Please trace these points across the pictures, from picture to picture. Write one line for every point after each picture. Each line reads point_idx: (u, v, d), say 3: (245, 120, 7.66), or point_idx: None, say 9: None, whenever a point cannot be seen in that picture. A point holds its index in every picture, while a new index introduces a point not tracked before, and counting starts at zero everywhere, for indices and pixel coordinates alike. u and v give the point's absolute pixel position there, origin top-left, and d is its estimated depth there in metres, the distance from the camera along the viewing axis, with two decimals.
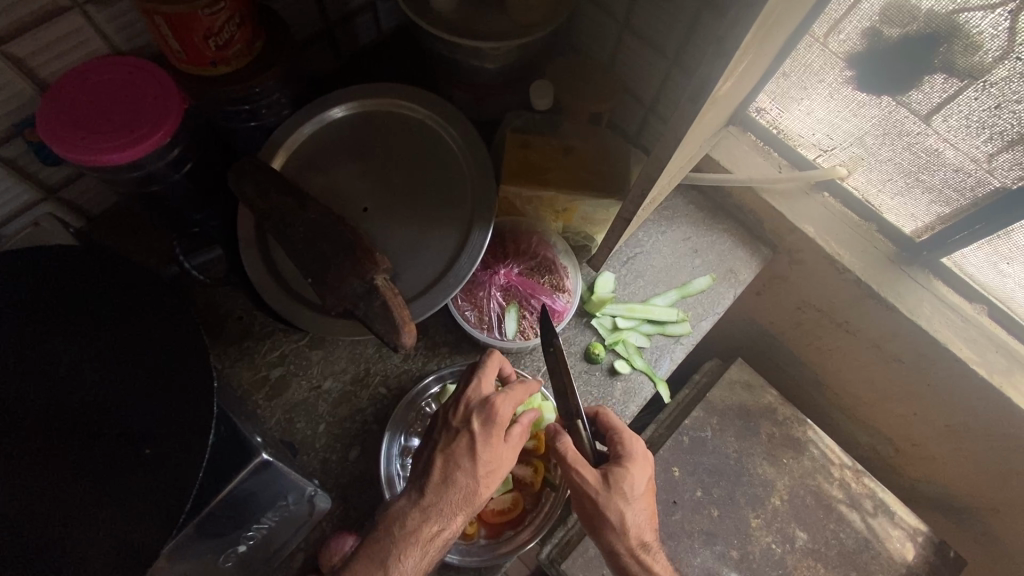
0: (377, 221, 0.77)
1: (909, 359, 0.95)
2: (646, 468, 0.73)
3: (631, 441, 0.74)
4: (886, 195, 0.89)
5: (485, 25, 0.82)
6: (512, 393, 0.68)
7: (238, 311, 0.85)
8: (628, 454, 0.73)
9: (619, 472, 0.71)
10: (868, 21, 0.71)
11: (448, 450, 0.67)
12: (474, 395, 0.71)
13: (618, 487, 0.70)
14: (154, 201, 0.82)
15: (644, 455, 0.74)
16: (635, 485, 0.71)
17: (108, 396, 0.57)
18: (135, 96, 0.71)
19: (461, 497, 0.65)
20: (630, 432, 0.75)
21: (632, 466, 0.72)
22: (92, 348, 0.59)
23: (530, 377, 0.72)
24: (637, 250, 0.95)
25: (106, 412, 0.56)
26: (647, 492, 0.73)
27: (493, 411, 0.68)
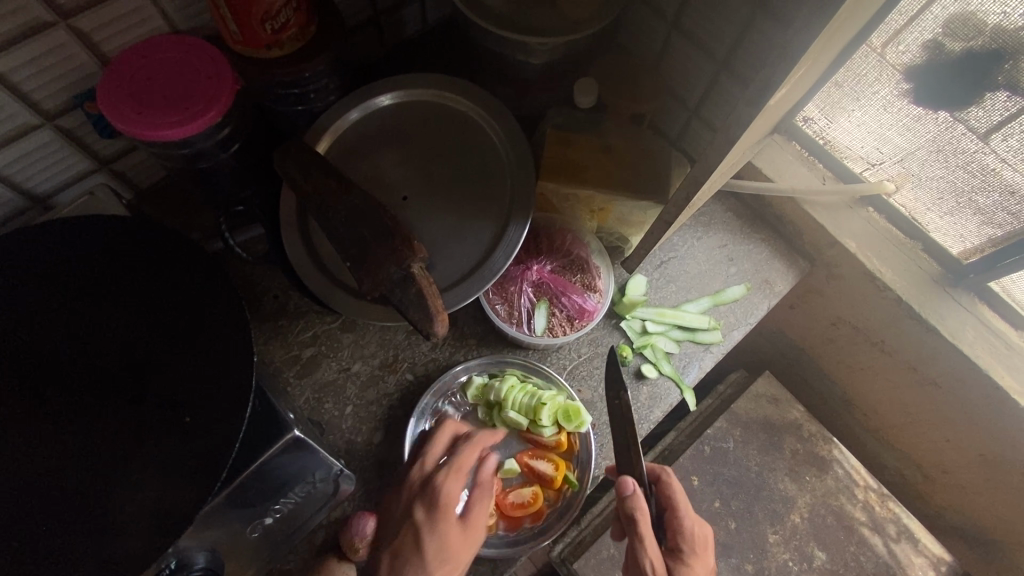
0: (416, 210, 0.78)
1: (946, 385, 0.92)
2: (707, 556, 0.76)
3: (693, 531, 0.76)
4: (935, 213, 0.86)
5: (533, 20, 0.82)
6: (454, 471, 0.71)
7: (275, 290, 0.87)
8: (692, 549, 0.75)
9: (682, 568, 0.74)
10: (930, 33, 0.69)
11: (399, 551, 0.69)
12: (417, 475, 0.74)
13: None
14: (201, 178, 0.84)
15: (703, 544, 0.76)
16: None
17: (155, 364, 0.59)
18: (190, 75, 0.73)
19: None
20: (693, 519, 0.77)
21: (692, 559, 0.74)
22: (140, 318, 0.61)
23: (473, 447, 0.75)
24: (671, 255, 0.95)
25: (152, 378, 0.59)
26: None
27: (436, 492, 0.71)
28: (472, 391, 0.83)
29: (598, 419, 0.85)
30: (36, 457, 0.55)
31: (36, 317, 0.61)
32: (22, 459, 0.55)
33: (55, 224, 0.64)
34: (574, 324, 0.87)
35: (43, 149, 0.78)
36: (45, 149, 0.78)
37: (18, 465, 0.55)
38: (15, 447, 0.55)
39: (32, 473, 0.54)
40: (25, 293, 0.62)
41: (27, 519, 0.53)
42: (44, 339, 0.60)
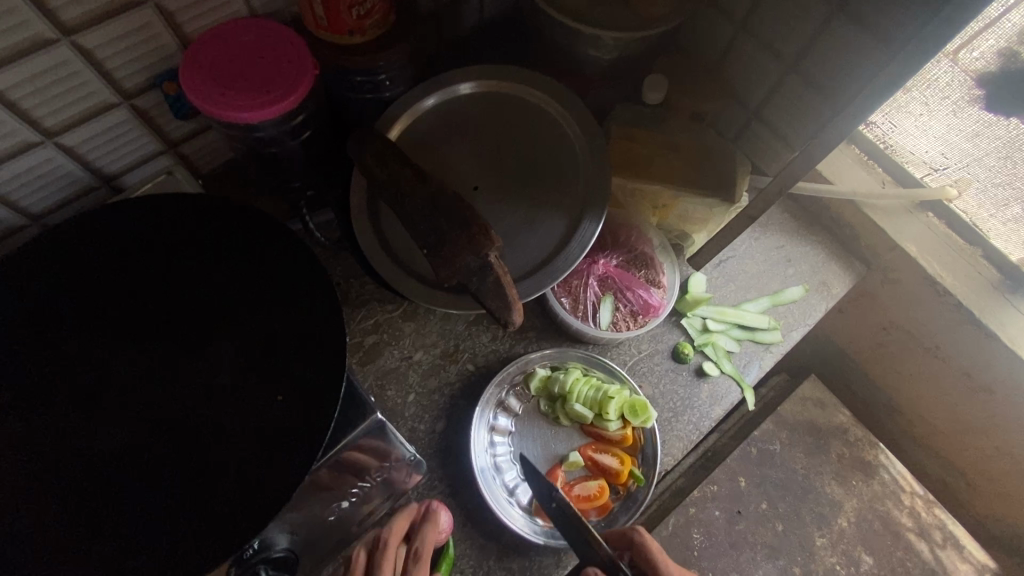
0: (488, 200, 0.79)
1: (1000, 391, 0.92)
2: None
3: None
4: (998, 219, 0.87)
5: (606, 15, 0.82)
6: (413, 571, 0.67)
7: (337, 276, 0.87)
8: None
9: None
10: (1007, 41, 0.71)
11: None
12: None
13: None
14: (269, 162, 0.84)
15: None
16: None
17: (248, 343, 0.60)
18: (271, 59, 0.73)
19: None
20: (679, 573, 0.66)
21: None
22: (233, 298, 0.61)
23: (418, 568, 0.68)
24: (729, 254, 0.95)
25: (247, 357, 0.59)
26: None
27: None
28: (536, 383, 0.82)
29: (659, 416, 0.85)
30: (137, 432, 0.56)
31: (130, 295, 0.61)
32: (123, 432, 0.56)
33: (143, 202, 0.64)
34: (637, 320, 0.86)
35: (118, 129, 0.78)
36: (121, 129, 0.78)
37: (120, 438, 0.55)
38: (116, 420, 0.56)
39: (133, 445, 0.55)
40: (118, 269, 0.62)
41: (130, 492, 0.53)
42: (140, 317, 0.60)
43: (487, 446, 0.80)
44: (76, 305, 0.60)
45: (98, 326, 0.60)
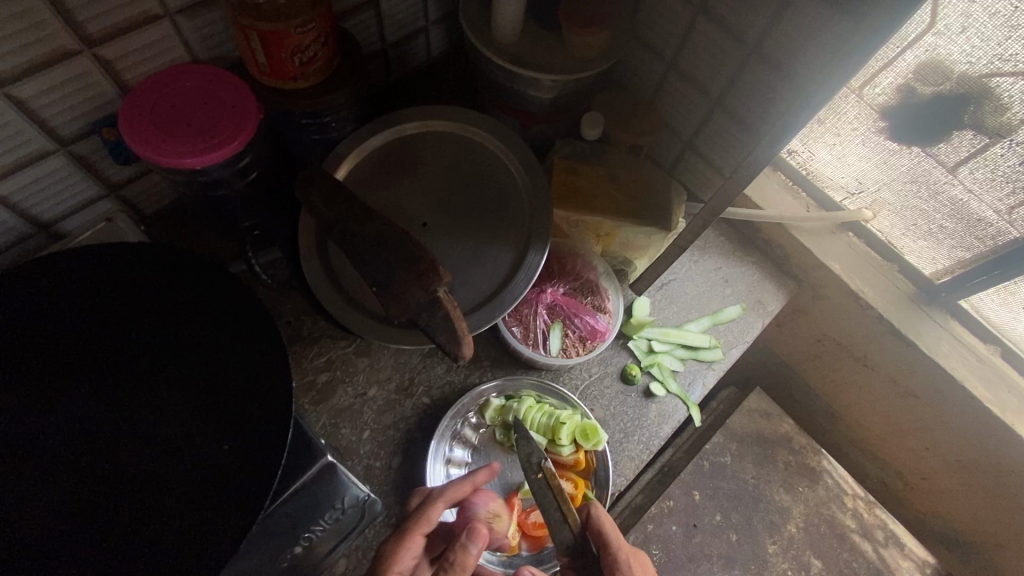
0: (436, 235, 0.80)
1: (924, 395, 0.99)
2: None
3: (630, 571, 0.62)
4: (909, 238, 0.94)
5: (543, 58, 0.87)
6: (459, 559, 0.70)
7: (289, 315, 0.87)
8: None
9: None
10: (904, 77, 0.78)
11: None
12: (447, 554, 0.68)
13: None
14: (216, 204, 0.84)
15: None
16: None
17: (194, 392, 0.59)
18: (214, 104, 0.74)
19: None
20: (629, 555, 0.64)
21: None
22: (179, 345, 0.61)
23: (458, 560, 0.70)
24: (671, 277, 1.00)
25: (193, 405, 0.59)
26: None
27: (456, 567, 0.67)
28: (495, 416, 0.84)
29: (610, 438, 0.88)
30: (71, 490, 0.54)
31: (69, 346, 0.60)
32: (57, 490, 0.54)
33: (82, 253, 0.63)
34: (586, 345, 0.89)
35: (55, 175, 0.76)
36: (59, 175, 0.76)
37: (54, 496, 0.54)
38: (50, 478, 0.54)
39: (68, 503, 0.54)
40: (58, 320, 0.61)
41: (65, 554, 0.52)
42: (79, 369, 0.59)
43: (443, 481, 0.81)
44: (11, 360, 0.59)
45: (34, 380, 0.58)
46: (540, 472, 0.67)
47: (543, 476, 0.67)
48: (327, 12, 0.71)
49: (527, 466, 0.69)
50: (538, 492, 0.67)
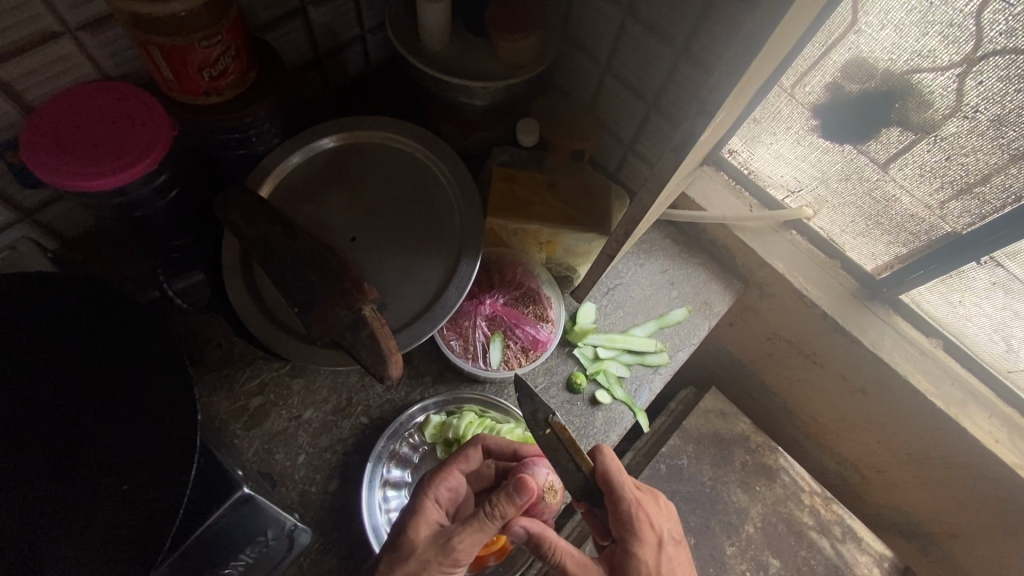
0: (366, 250, 0.78)
1: (872, 390, 0.99)
2: (656, 528, 0.71)
3: (633, 516, 0.69)
4: (849, 234, 0.94)
5: (473, 66, 0.85)
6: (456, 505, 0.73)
7: (220, 338, 0.84)
8: (637, 537, 0.69)
9: (628, 559, 0.69)
10: (831, 76, 0.77)
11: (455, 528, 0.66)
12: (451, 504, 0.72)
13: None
14: (136, 226, 0.81)
15: (649, 525, 0.70)
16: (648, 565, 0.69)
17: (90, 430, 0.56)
18: (123, 122, 0.71)
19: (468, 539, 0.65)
20: (634, 502, 0.69)
21: (637, 546, 0.69)
22: (77, 381, 0.58)
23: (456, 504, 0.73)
24: (617, 282, 1.00)
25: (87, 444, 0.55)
26: (669, 550, 0.71)
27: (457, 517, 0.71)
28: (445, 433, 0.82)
29: None
30: None
31: None
32: None
33: None
34: (529, 355, 0.88)
35: None
36: None
37: None
38: None
39: None
40: None
41: None
42: None
43: (379, 504, 0.79)
44: None
45: None
46: (547, 427, 0.71)
47: (551, 432, 0.71)
48: (236, 24, 0.69)
49: (532, 423, 0.71)
50: (548, 444, 0.71)
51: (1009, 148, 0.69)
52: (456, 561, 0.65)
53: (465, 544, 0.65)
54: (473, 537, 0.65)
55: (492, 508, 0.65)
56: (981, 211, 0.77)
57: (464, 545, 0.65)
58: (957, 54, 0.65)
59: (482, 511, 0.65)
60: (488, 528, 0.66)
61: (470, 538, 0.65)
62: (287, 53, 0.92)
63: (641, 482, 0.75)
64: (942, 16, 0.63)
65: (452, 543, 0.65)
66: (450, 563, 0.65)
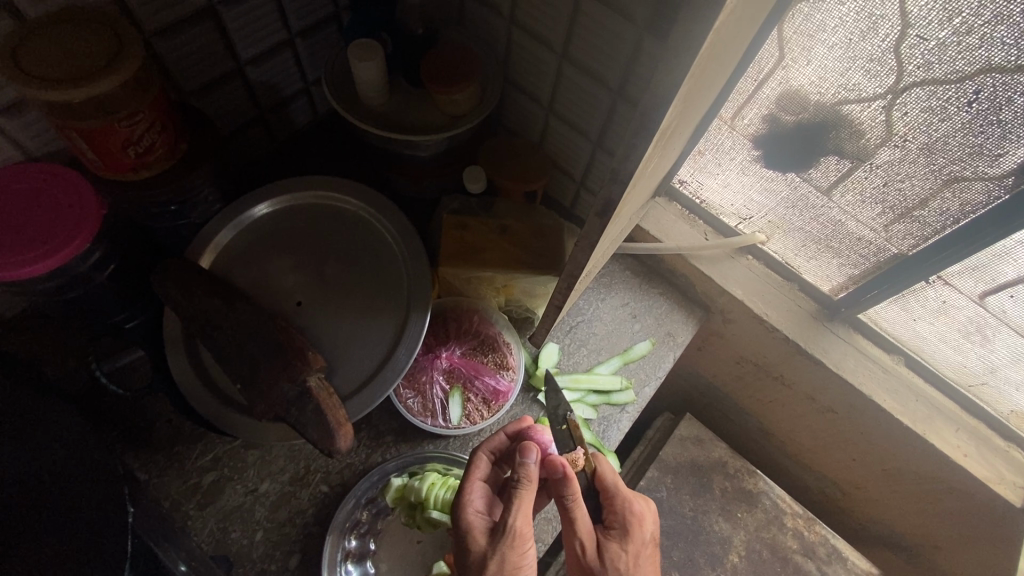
0: (311, 315, 0.76)
1: (840, 410, 0.99)
2: (643, 523, 0.70)
3: (625, 506, 0.70)
4: (803, 257, 0.94)
5: (414, 119, 0.85)
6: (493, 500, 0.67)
7: (167, 414, 0.81)
8: (625, 528, 0.69)
9: (612, 547, 0.68)
10: (767, 109, 0.77)
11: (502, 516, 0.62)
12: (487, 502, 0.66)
13: (614, 565, 0.66)
14: (72, 307, 0.78)
15: (640, 524, 0.70)
16: (628, 562, 0.67)
17: (25, 538, 0.54)
18: (49, 204, 0.68)
19: (522, 509, 0.62)
20: (626, 497, 0.71)
21: (624, 541, 0.68)
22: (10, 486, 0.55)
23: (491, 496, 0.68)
24: (578, 319, 0.99)
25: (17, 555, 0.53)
26: (647, 554, 0.70)
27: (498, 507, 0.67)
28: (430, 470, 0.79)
29: None
30: None
31: None
32: None
33: None
34: (490, 406, 0.86)
35: None
36: None
37: None
38: None
39: None
40: None
41: None
42: None
43: None
44: None
45: None
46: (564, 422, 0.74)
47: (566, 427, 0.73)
48: (160, 99, 0.68)
49: (554, 416, 0.75)
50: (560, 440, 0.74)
51: (941, 174, 0.70)
52: (525, 539, 0.61)
53: (522, 519, 0.61)
54: (525, 507, 0.62)
55: (519, 475, 0.63)
56: (922, 234, 0.78)
57: (523, 521, 0.62)
58: (880, 86, 0.66)
59: (514, 483, 0.63)
60: (528, 493, 0.63)
61: (520, 511, 0.62)
62: (226, 114, 0.90)
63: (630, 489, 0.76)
64: (862, 51, 0.64)
65: (512, 528, 0.61)
66: (522, 546, 0.61)
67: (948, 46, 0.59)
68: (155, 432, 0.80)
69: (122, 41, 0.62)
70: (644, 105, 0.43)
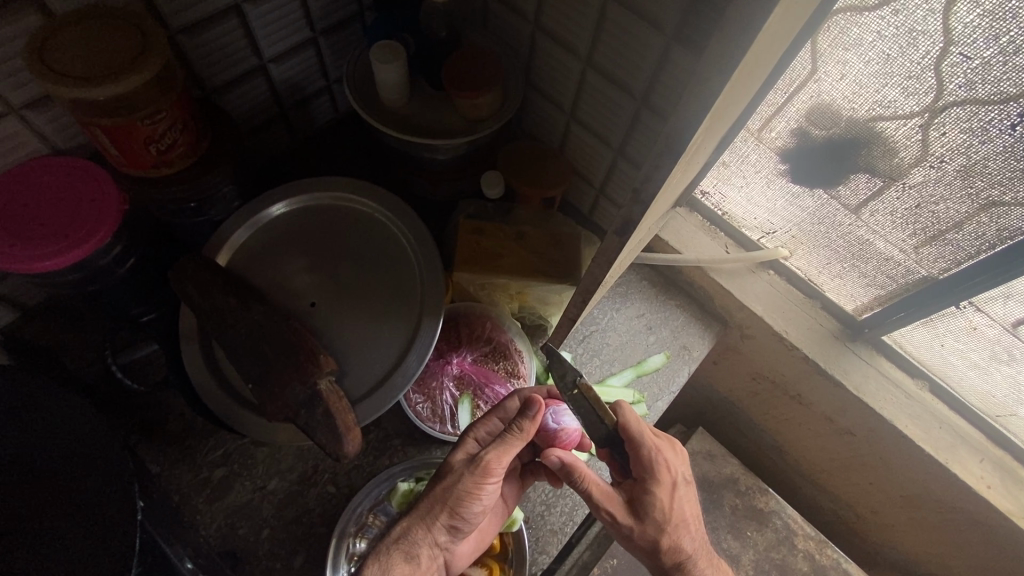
0: (324, 316, 0.76)
1: (859, 432, 0.96)
2: (675, 472, 0.69)
3: (651, 458, 0.68)
4: (827, 275, 0.92)
5: (435, 121, 0.84)
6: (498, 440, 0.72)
7: (181, 408, 0.82)
8: (656, 477, 0.68)
9: (646, 498, 0.68)
10: (795, 122, 0.75)
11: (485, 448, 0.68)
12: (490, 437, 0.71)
13: (649, 515, 0.67)
14: (91, 298, 0.79)
15: (668, 473, 0.69)
16: (660, 503, 0.67)
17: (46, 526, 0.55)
18: (72, 198, 0.68)
19: (500, 451, 0.66)
20: (654, 445, 0.69)
21: (655, 488, 0.68)
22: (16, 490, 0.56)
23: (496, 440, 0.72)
24: (593, 328, 0.98)
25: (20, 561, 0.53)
26: (683, 492, 0.70)
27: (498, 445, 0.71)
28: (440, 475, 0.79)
29: (532, 511, 0.86)
30: None
31: None
32: None
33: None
34: None
35: None
36: None
37: None
38: None
39: None
40: None
41: None
42: None
43: None
44: None
45: None
46: (576, 388, 0.70)
47: (578, 393, 0.70)
48: (183, 98, 0.68)
49: (562, 385, 0.71)
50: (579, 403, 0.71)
51: (978, 198, 0.68)
52: (489, 475, 0.65)
53: (495, 456, 0.65)
54: (503, 452, 0.66)
55: (516, 422, 0.67)
56: (954, 258, 0.75)
57: (495, 460, 0.65)
58: (917, 104, 0.63)
59: (511, 428, 0.67)
60: (513, 443, 0.67)
61: (498, 455, 0.66)
62: (249, 111, 0.91)
63: (658, 432, 0.74)
64: (900, 68, 0.62)
65: (483, 460, 0.65)
66: (481, 481, 0.64)
67: (993, 65, 0.56)
68: (168, 427, 0.81)
69: (149, 41, 0.62)
70: (674, 126, 0.41)
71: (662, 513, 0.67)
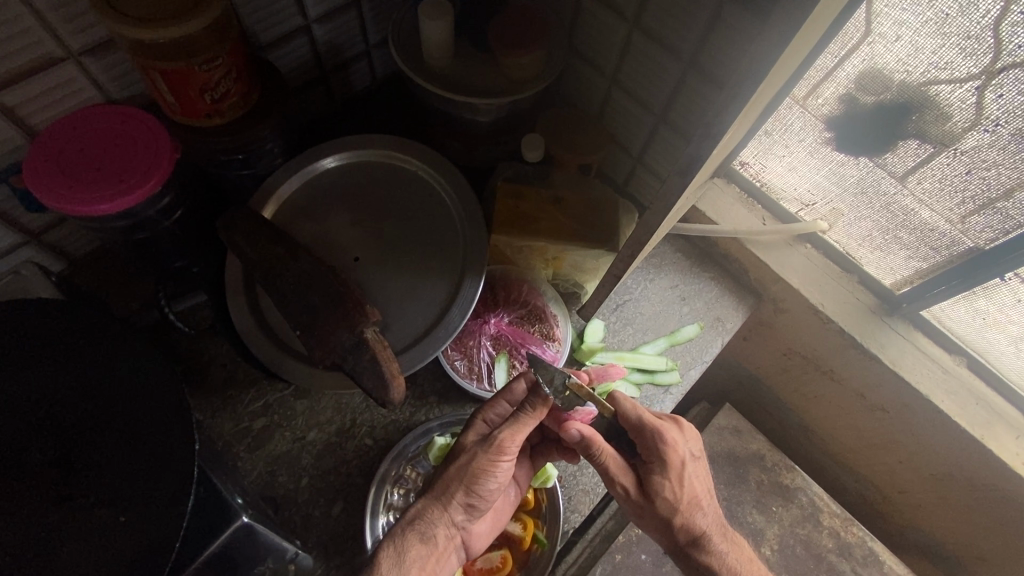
0: (367, 271, 0.76)
1: (892, 409, 0.96)
2: (683, 450, 0.69)
3: (657, 438, 0.69)
4: (866, 248, 0.91)
5: (478, 82, 0.84)
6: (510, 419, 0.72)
7: (224, 358, 0.84)
8: (663, 460, 0.68)
9: (655, 478, 0.68)
10: (845, 87, 0.74)
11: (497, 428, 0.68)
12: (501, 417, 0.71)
13: (659, 493, 0.68)
14: (141, 248, 0.80)
15: (676, 453, 0.69)
16: (669, 482, 0.68)
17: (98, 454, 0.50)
18: (127, 145, 0.70)
19: (513, 431, 0.66)
20: (656, 426, 0.69)
21: (662, 467, 0.68)
22: (62, 420, 0.51)
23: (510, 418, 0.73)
24: (626, 297, 0.98)
25: (74, 493, 0.48)
26: (692, 470, 0.70)
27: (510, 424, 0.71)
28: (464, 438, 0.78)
29: (564, 471, 0.87)
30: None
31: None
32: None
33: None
34: None
35: None
36: None
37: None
38: None
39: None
40: None
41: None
42: None
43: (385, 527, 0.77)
44: None
45: None
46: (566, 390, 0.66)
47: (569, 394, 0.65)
48: (238, 46, 0.69)
49: (552, 390, 0.66)
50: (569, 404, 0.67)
51: None
52: (502, 454, 0.66)
53: (508, 436, 0.66)
54: (517, 431, 0.66)
55: (527, 402, 0.67)
56: (1003, 227, 0.74)
57: (508, 440, 0.66)
58: (976, 66, 0.63)
59: (523, 409, 0.67)
60: (526, 422, 0.67)
61: (511, 435, 0.66)
62: (293, 71, 0.92)
63: (664, 412, 0.74)
64: (958, 27, 0.61)
65: (496, 440, 0.66)
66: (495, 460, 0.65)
67: None
68: (211, 376, 0.83)
69: None
70: None
71: (671, 491, 0.68)
